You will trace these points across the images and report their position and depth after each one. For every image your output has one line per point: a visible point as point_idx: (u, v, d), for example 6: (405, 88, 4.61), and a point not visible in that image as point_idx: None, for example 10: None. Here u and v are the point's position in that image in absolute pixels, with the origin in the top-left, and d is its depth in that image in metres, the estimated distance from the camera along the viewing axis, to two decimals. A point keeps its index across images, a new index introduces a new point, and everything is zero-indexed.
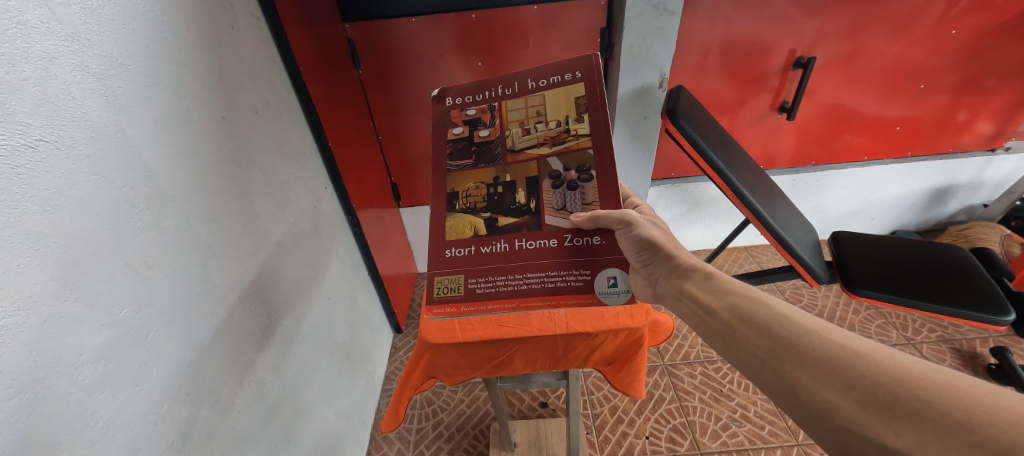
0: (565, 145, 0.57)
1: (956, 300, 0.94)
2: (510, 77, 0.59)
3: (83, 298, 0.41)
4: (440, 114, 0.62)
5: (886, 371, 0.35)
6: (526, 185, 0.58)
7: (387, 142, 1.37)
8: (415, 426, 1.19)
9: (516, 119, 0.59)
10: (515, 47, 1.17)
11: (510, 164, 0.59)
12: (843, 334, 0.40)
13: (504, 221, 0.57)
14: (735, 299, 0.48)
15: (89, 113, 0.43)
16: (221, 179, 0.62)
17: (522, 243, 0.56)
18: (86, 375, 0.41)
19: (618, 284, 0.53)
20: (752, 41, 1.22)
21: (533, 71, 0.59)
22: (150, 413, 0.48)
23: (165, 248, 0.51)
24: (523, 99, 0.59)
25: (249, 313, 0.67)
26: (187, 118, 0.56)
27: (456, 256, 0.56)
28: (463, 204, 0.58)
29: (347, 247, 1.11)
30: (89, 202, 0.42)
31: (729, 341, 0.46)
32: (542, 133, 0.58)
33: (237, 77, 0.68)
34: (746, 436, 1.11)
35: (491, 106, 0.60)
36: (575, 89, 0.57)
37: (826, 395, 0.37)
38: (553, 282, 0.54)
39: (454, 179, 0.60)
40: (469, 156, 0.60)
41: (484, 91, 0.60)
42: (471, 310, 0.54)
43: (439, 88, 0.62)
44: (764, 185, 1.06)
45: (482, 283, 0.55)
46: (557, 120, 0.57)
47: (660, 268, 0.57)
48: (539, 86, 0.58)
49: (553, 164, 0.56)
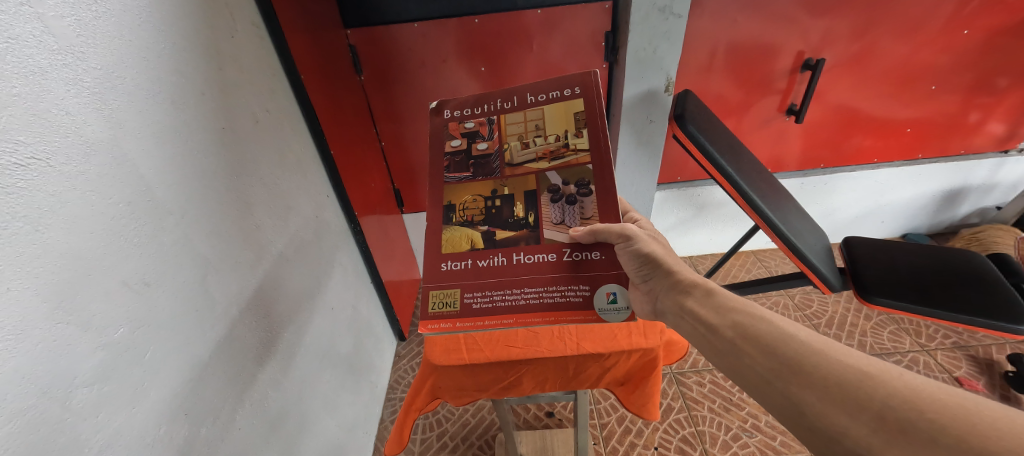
0: (564, 160, 0.56)
1: (972, 308, 0.92)
2: (509, 91, 0.59)
3: (77, 319, 0.40)
4: (438, 126, 0.61)
5: (895, 393, 0.33)
6: (524, 198, 0.57)
7: (389, 148, 1.35)
8: (420, 436, 1.17)
9: (515, 133, 0.58)
10: (517, 51, 1.16)
11: (508, 177, 0.58)
12: (850, 354, 0.38)
13: (503, 235, 0.55)
14: (738, 316, 0.46)
15: (84, 128, 0.41)
16: (220, 191, 0.61)
17: (520, 256, 0.54)
18: (80, 400, 0.40)
19: (619, 300, 0.50)
20: (759, 43, 1.20)
21: (532, 86, 0.59)
22: (148, 435, 0.47)
23: (163, 265, 0.50)
24: (523, 114, 0.58)
25: (250, 327, 0.65)
26: (186, 130, 0.55)
27: (453, 269, 0.54)
28: (460, 217, 0.57)
29: (350, 255, 1.09)
30: (84, 221, 0.41)
31: (733, 361, 0.44)
32: (541, 147, 0.58)
33: (237, 86, 0.67)
34: (758, 446, 1.09)
35: (489, 120, 0.59)
36: (574, 104, 0.57)
37: (834, 417, 0.35)
38: (553, 297, 0.51)
39: (451, 191, 0.58)
40: (467, 169, 0.59)
41: (484, 104, 0.60)
42: (467, 325, 0.51)
43: (437, 99, 0.61)
44: (772, 190, 1.03)
45: (478, 298, 0.52)
46: (556, 134, 0.56)
47: (659, 284, 0.56)
48: (538, 101, 0.58)
49: (552, 178, 0.56)
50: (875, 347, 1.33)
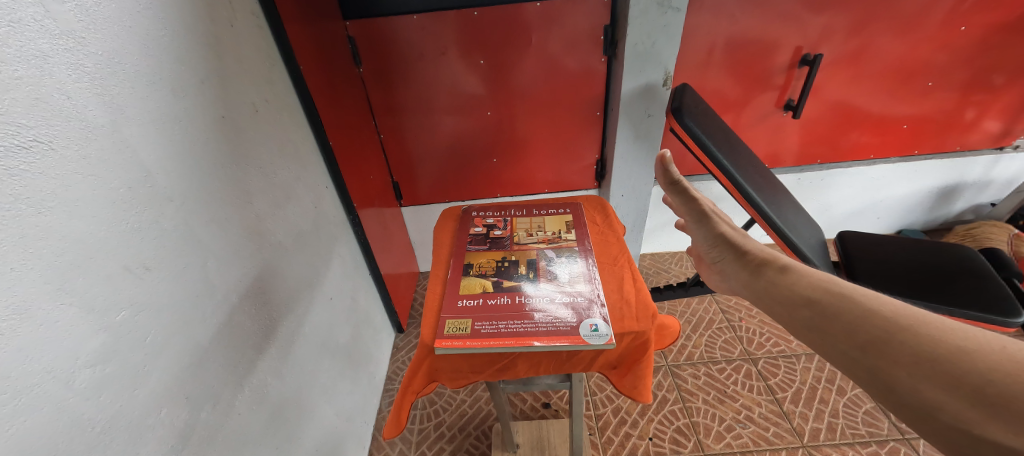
0: (557, 244, 0.67)
1: (965, 302, 0.91)
2: (523, 208, 0.76)
3: (79, 301, 0.41)
4: (466, 220, 0.74)
5: (998, 367, 0.33)
6: (527, 261, 0.62)
7: (388, 141, 1.36)
8: (417, 426, 1.18)
9: (522, 227, 0.71)
10: (517, 45, 1.16)
11: (515, 249, 0.65)
12: (941, 327, 0.37)
13: (510, 283, 0.58)
14: (812, 293, 0.47)
15: (85, 112, 0.42)
16: (220, 179, 0.62)
17: (524, 298, 0.55)
18: (82, 380, 0.40)
19: (601, 329, 0.50)
20: (757, 38, 1.21)
21: (540, 207, 0.77)
22: (150, 416, 0.47)
23: (162, 250, 0.50)
24: (530, 218, 0.73)
25: (250, 314, 0.66)
26: (186, 117, 0.55)
27: (466, 305, 0.55)
28: (475, 271, 0.61)
29: (348, 247, 1.10)
30: (85, 204, 0.41)
31: (812, 335, 0.45)
32: (542, 236, 0.68)
33: (236, 76, 0.67)
34: (751, 437, 1.10)
35: (504, 219, 0.73)
36: (566, 218, 0.73)
37: (925, 391, 0.35)
38: (548, 325, 0.51)
39: (471, 254, 0.65)
40: (485, 243, 0.67)
41: (503, 213, 0.75)
42: (478, 346, 0.50)
43: (468, 206, 0.78)
44: (769, 185, 1.04)
45: (488, 325, 0.52)
46: (553, 229, 0.70)
47: (729, 263, 0.62)
48: (543, 213, 0.75)
49: (547, 254, 0.64)
50: None
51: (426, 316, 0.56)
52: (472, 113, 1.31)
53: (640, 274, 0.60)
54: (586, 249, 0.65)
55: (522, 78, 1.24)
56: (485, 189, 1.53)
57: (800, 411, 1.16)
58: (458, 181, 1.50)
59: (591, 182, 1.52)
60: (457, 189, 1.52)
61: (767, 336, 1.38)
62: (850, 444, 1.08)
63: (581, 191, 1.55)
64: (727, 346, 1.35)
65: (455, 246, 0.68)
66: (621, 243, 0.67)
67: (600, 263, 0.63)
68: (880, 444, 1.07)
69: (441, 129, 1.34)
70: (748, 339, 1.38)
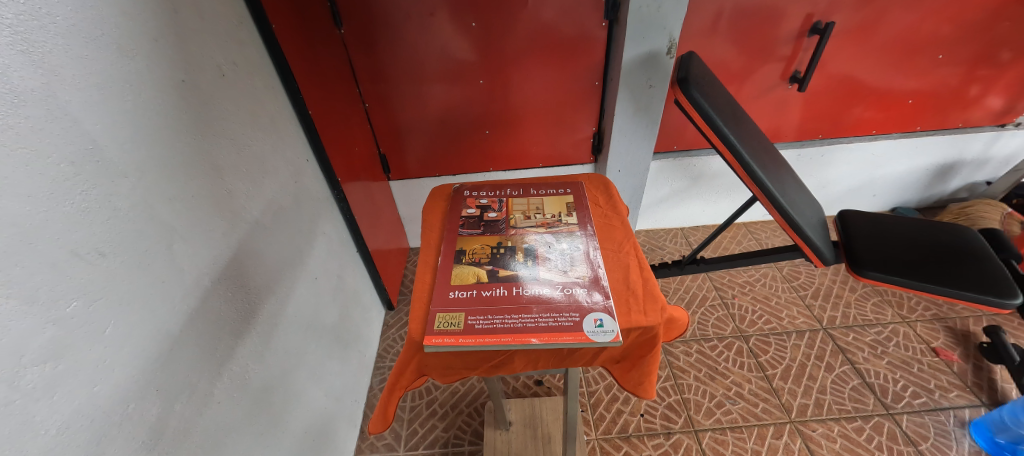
0: (557, 227, 0.62)
1: (963, 283, 0.90)
2: (519, 187, 0.72)
3: (21, 293, 0.36)
4: (458, 200, 0.70)
5: None
6: (524, 249, 0.58)
7: (374, 110, 1.28)
8: (410, 404, 1.18)
9: (519, 209, 0.67)
10: (513, 6, 1.07)
11: (512, 234, 0.61)
12: None
13: (505, 272, 0.54)
14: None
15: (9, 73, 0.35)
16: (182, 151, 0.55)
17: (519, 290, 0.52)
18: (31, 379, 0.36)
19: (606, 324, 0.47)
20: (766, 5, 1.14)
21: (538, 186, 0.72)
22: (113, 414, 0.43)
23: (119, 234, 0.45)
24: (527, 199, 0.69)
25: (225, 299, 0.62)
26: (137, 82, 0.48)
27: (458, 297, 0.51)
28: (468, 258, 0.57)
29: (334, 224, 1.05)
30: (20, 182, 0.36)
31: None
32: (541, 219, 0.64)
33: (197, 36, 0.60)
34: (740, 413, 1.13)
35: (499, 200, 0.69)
36: (566, 198, 0.69)
37: None
38: (549, 320, 0.48)
39: (464, 240, 0.61)
40: (479, 227, 0.63)
41: (497, 193, 0.71)
42: (472, 343, 0.46)
43: (459, 185, 0.73)
44: (773, 161, 1.00)
45: (483, 320, 0.48)
46: (552, 212, 0.66)
47: None
48: (540, 193, 0.70)
49: (546, 239, 0.60)
50: (857, 318, 1.36)
51: (414, 309, 0.52)
52: (463, 82, 1.23)
53: (647, 262, 0.57)
54: (588, 233, 0.61)
55: (518, 43, 1.15)
56: (476, 163, 1.47)
57: (789, 387, 1.18)
58: (448, 155, 1.43)
59: (588, 156, 1.47)
60: (448, 163, 1.46)
61: (759, 315, 1.39)
62: (836, 420, 1.11)
63: (577, 166, 1.50)
64: (719, 324, 1.36)
65: (446, 229, 0.64)
66: (625, 227, 0.63)
67: (604, 249, 0.59)
68: (865, 419, 1.11)
69: (429, 98, 1.26)
70: (741, 316, 1.39)
